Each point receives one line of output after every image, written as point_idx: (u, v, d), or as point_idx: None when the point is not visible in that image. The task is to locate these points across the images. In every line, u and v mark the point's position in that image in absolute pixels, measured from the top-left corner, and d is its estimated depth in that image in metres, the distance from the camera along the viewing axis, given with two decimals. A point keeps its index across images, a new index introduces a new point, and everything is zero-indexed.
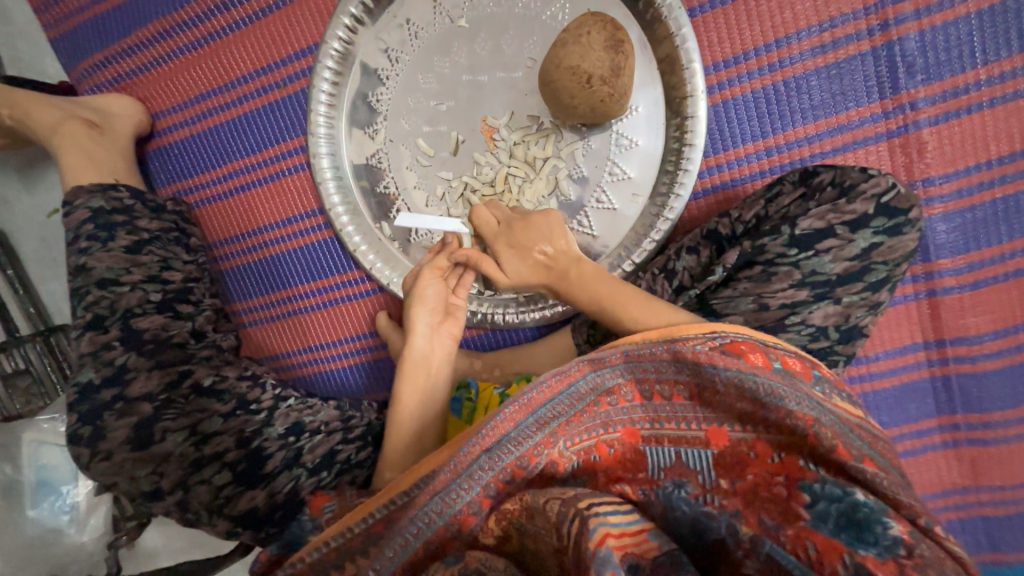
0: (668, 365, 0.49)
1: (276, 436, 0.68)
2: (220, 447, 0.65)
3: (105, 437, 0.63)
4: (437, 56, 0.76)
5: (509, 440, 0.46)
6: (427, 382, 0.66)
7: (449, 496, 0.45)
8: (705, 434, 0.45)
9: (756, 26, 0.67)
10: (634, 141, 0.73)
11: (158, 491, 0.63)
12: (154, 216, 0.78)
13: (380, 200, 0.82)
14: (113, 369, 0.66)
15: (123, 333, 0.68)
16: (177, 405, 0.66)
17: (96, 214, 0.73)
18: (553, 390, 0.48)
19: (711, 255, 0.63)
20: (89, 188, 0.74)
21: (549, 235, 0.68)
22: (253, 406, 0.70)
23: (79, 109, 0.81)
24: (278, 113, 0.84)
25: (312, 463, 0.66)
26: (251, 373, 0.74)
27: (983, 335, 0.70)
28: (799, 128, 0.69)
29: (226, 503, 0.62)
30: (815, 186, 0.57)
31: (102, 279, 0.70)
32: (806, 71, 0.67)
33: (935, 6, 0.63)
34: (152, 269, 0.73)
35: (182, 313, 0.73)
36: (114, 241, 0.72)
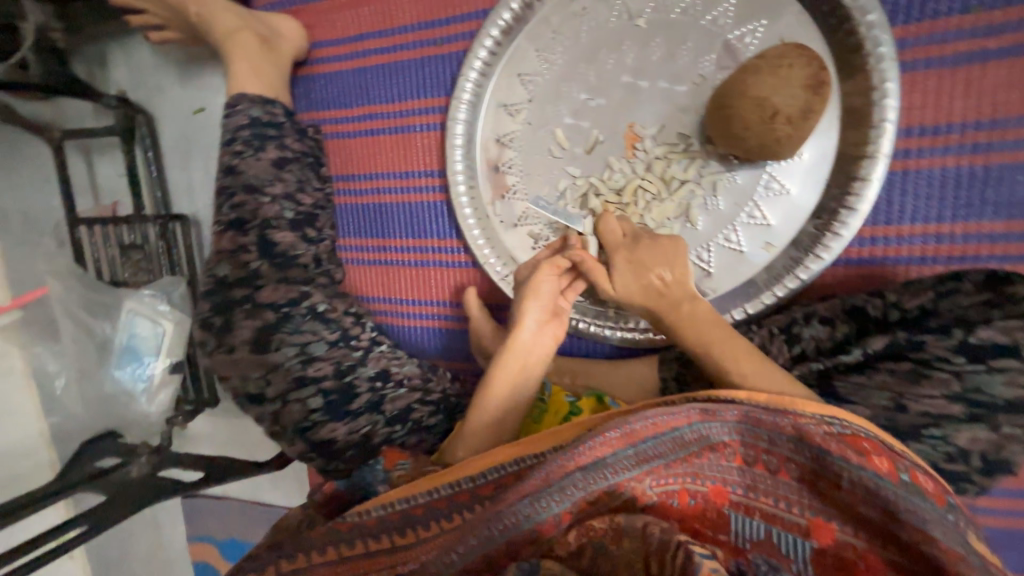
0: (785, 441, 0.47)
1: (366, 377, 0.75)
2: (320, 373, 0.72)
3: (232, 332, 0.72)
4: (604, 50, 0.73)
5: (606, 464, 0.46)
6: (521, 374, 0.65)
7: (539, 503, 0.45)
8: (807, 523, 0.43)
9: (972, 99, 0.60)
10: (787, 189, 0.68)
11: (261, 396, 0.71)
12: (297, 137, 0.86)
13: (500, 178, 0.82)
14: (246, 273, 0.73)
15: (260, 241, 0.75)
16: (293, 322, 0.73)
17: (253, 123, 0.81)
18: (658, 427, 0.48)
19: (849, 333, 0.59)
20: (255, 100, 0.82)
21: (670, 260, 0.64)
22: (354, 341, 0.77)
23: (256, 24, 0.85)
24: (427, 69, 0.85)
25: (390, 415, 0.73)
26: (354, 312, 0.82)
27: None
28: (984, 221, 0.61)
29: (312, 427, 0.70)
30: (1007, 294, 0.50)
31: (248, 184, 0.77)
32: (1016, 163, 0.59)
33: None
34: (291, 188, 0.82)
35: (309, 237, 0.83)
36: (264, 151, 0.79)
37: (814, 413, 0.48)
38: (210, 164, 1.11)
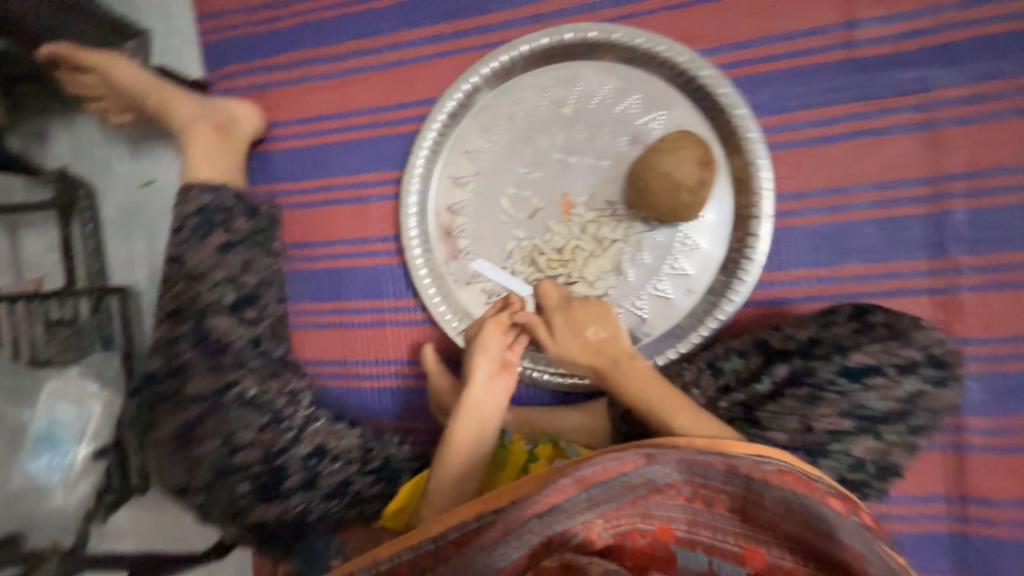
0: (719, 474, 0.52)
1: (299, 457, 0.76)
2: (247, 460, 0.74)
3: (159, 428, 0.76)
4: (538, 133, 0.86)
5: (560, 510, 0.48)
6: (478, 428, 0.69)
7: (497, 553, 0.46)
8: (743, 550, 0.47)
9: (825, 171, 0.76)
10: (698, 244, 0.80)
11: (190, 487, 0.75)
12: (246, 215, 0.85)
13: (452, 241, 0.89)
14: (176, 366, 0.77)
15: (197, 335, 0.77)
16: (218, 412, 0.75)
17: (201, 210, 0.82)
18: (606, 473, 0.51)
19: (760, 363, 0.68)
20: (201, 187, 0.83)
21: (602, 319, 0.73)
22: (284, 423, 0.78)
23: (214, 110, 0.91)
24: (381, 146, 0.94)
25: (325, 490, 0.76)
26: (290, 390, 0.81)
27: (1006, 501, 0.72)
28: (851, 265, 0.75)
29: (244, 510, 0.73)
30: (869, 323, 0.63)
31: (191, 273, 0.79)
32: (864, 219, 0.75)
33: (984, 190, 0.71)
34: (233, 272, 0.81)
35: (246, 318, 0.81)
36: (208, 239, 0.80)
37: (745, 457, 0.54)
38: (156, 236, 1.10)
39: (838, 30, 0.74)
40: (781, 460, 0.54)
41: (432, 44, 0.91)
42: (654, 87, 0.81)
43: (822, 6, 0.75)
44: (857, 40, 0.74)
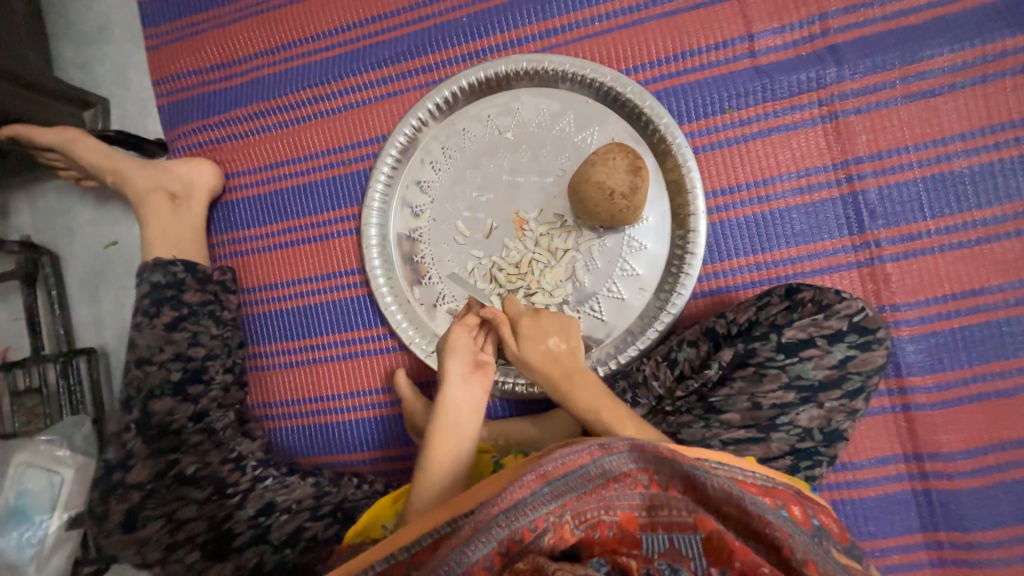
0: (668, 460, 0.55)
1: (245, 519, 0.79)
2: (192, 532, 0.77)
3: (108, 518, 0.77)
4: (485, 158, 0.91)
5: (526, 503, 0.51)
6: (456, 429, 0.70)
7: (467, 548, 0.49)
8: (694, 519, 0.51)
9: (749, 166, 0.82)
10: (644, 245, 0.85)
11: (147, 562, 0.77)
12: (200, 286, 0.88)
13: (415, 267, 0.93)
14: (123, 453, 0.78)
15: (141, 416, 0.79)
16: (160, 493, 0.78)
17: (152, 289, 0.84)
18: (566, 466, 0.54)
19: (709, 349, 0.72)
20: (155, 264, 0.86)
21: (564, 332, 0.77)
22: (228, 490, 0.81)
23: (166, 178, 0.96)
24: (339, 184, 0.98)
25: (278, 540, 0.79)
26: (233, 457, 0.84)
27: (957, 453, 0.76)
28: (783, 250, 0.81)
29: (200, 574, 0.76)
30: (798, 301, 0.67)
31: (140, 356, 0.81)
32: (788, 206, 0.81)
33: (888, 169, 0.79)
34: (181, 347, 0.83)
35: (190, 396, 0.82)
36: (160, 317, 0.82)
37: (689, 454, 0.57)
38: (126, 294, 1.11)
39: (741, 42, 0.83)
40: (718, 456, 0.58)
41: (379, 85, 0.97)
42: (586, 106, 0.88)
43: (725, 23, 0.83)
44: (758, 49, 0.82)
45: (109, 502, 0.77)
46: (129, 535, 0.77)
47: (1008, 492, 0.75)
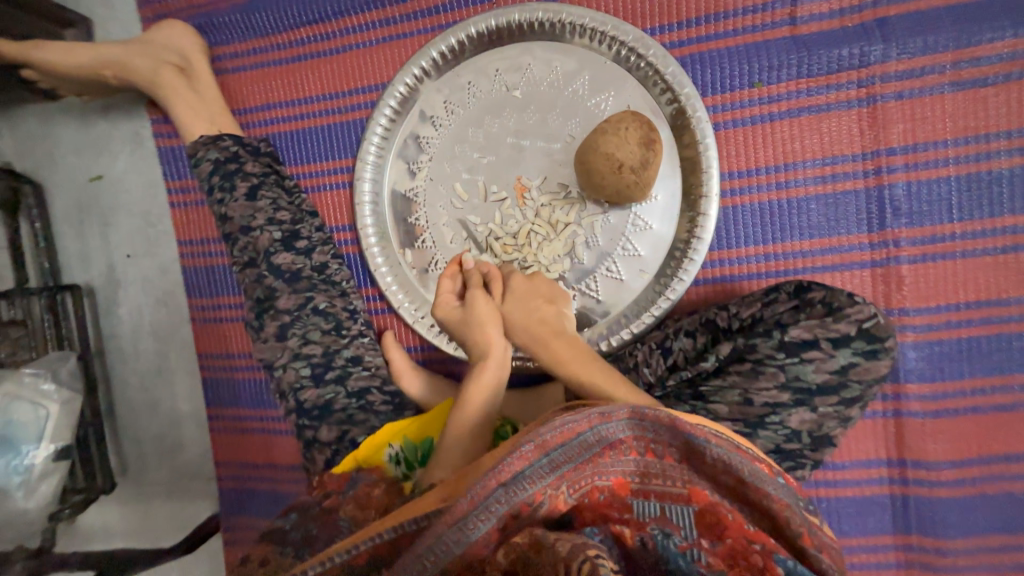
0: (667, 431, 0.53)
1: (344, 358, 0.83)
2: (311, 353, 0.82)
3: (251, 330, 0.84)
4: (489, 117, 0.85)
5: (524, 477, 0.48)
6: (496, 386, 0.71)
7: (467, 526, 0.45)
8: (688, 493, 0.51)
9: (770, 149, 0.77)
10: (649, 225, 0.81)
11: (271, 363, 0.82)
12: (255, 158, 0.89)
13: (408, 229, 0.89)
14: (265, 289, 0.83)
15: (268, 268, 0.84)
16: (300, 320, 0.83)
17: (216, 165, 0.87)
18: (565, 435, 0.51)
19: (706, 342, 0.71)
20: (204, 141, 0.88)
21: (552, 296, 0.76)
22: (343, 333, 0.85)
23: (161, 53, 0.90)
24: (337, 134, 0.93)
25: (351, 389, 0.81)
26: (351, 307, 0.87)
27: (942, 462, 0.75)
28: (795, 242, 0.77)
29: (300, 389, 0.80)
30: (807, 300, 0.65)
31: (240, 225, 0.85)
32: (808, 195, 0.76)
33: (922, 163, 0.73)
34: (269, 213, 0.86)
35: (298, 248, 0.86)
36: (236, 190, 0.86)
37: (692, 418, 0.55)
38: (110, 232, 1.06)
39: (782, 6, 0.74)
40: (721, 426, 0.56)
41: (381, 27, 0.89)
42: (604, 67, 0.80)
43: None
44: (800, 16, 0.74)
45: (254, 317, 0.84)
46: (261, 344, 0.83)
47: (985, 504, 0.75)
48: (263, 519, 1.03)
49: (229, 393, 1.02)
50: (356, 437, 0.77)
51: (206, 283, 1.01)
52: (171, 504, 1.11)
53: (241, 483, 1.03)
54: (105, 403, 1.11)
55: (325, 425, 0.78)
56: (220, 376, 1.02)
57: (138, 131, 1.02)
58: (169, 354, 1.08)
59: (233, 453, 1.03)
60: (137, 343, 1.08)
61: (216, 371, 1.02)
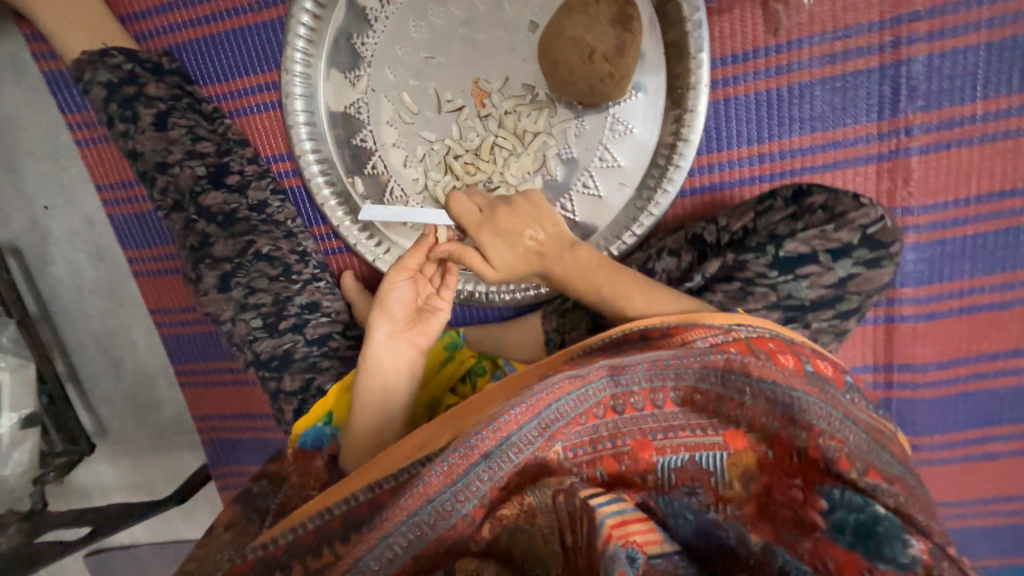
0: (693, 372, 0.49)
1: (297, 305, 0.76)
2: (260, 301, 0.74)
3: (196, 284, 0.76)
4: (433, 5, 0.70)
5: (510, 445, 0.45)
6: (385, 396, 0.65)
7: (445, 507, 0.44)
8: (722, 438, 0.46)
9: (771, 23, 0.64)
10: (629, 128, 0.70)
11: (218, 317, 0.75)
12: (157, 78, 0.76)
13: (355, 152, 0.77)
14: (200, 237, 0.75)
15: (199, 211, 0.75)
16: (246, 268, 0.75)
17: (108, 89, 0.73)
18: (563, 390, 0.47)
19: (691, 260, 0.67)
20: (87, 59, 0.72)
21: (538, 220, 0.66)
22: (294, 277, 0.77)
23: None
24: (254, 39, 0.78)
25: (311, 336, 0.75)
26: (301, 250, 0.79)
27: (929, 364, 0.73)
28: (794, 137, 0.67)
29: (254, 340, 0.74)
30: (806, 206, 0.61)
31: (155, 163, 0.74)
32: (812, 79, 0.65)
33: (949, 30, 0.61)
34: (187, 145, 0.75)
35: (231, 186, 0.76)
36: (141, 119, 0.73)
37: (721, 322, 0.54)
38: (19, 180, 0.92)
39: None
40: (765, 328, 0.53)
41: None
42: None
43: None
44: None
45: (198, 270, 0.76)
46: (202, 298, 0.76)
47: (964, 402, 0.75)
48: (253, 465, 1.03)
49: (194, 347, 0.96)
50: (324, 384, 0.72)
51: (140, 232, 0.90)
52: (161, 457, 1.11)
53: (223, 434, 1.02)
54: (65, 366, 1.05)
55: (287, 375, 0.72)
56: (179, 331, 0.96)
57: (17, 52, 0.84)
58: (121, 312, 1.00)
59: (210, 407, 1.00)
60: (82, 303, 1.00)
61: (173, 326, 0.95)
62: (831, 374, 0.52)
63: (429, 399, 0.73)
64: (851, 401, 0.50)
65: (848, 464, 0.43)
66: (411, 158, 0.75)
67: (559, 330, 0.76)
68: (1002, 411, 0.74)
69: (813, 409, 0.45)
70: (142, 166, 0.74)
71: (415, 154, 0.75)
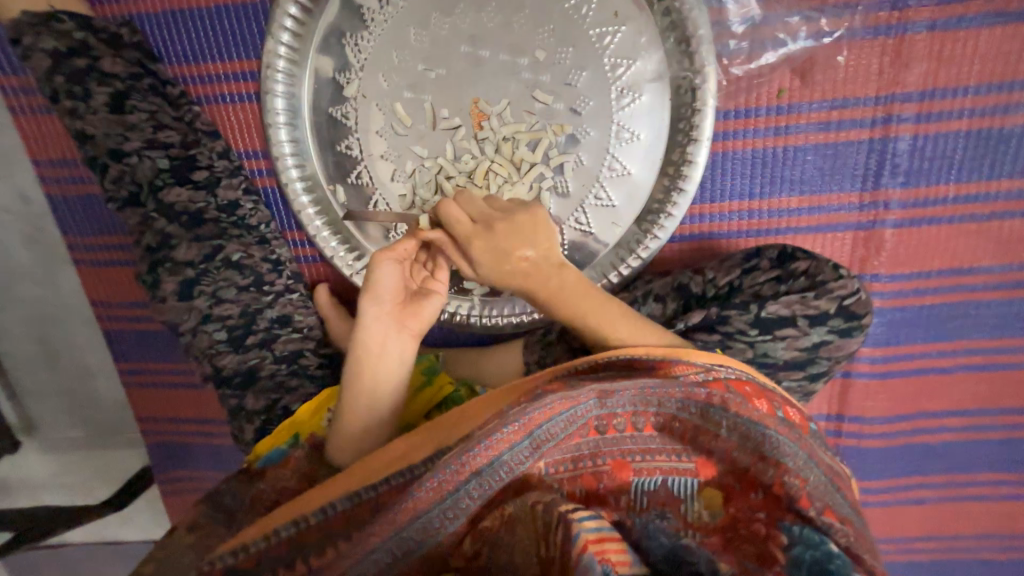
0: (674, 402, 0.50)
1: (268, 319, 0.71)
2: (225, 313, 0.69)
3: (152, 288, 0.69)
4: (436, 14, 0.65)
5: (502, 462, 0.46)
6: (377, 386, 0.61)
7: (432, 525, 0.44)
8: (694, 465, 0.49)
9: (775, 85, 0.65)
10: (627, 169, 0.69)
11: (176, 326, 0.70)
12: (114, 52, 0.67)
13: (339, 160, 0.72)
14: (159, 237, 0.68)
15: (159, 208, 0.68)
16: (211, 275, 0.69)
17: (56, 60, 0.64)
18: (553, 412, 0.47)
19: (677, 308, 0.68)
20: (31, 21, 0.64)
21: (533, 234, 0.61)
22: (265, 287, 0.72)
23: None
24: (230, 21, 0.70)
25: (280, 353, 0.71)
26: (274, 258, 0.74)
27: (876, 417, 0.79)
28: (782, 197, 0.69)
29: (216, 355, 0.69)
30: (789, 270, 0.64)
31: (109, 149, 0.66)
32: (806, 144, 0.66)
33: (935, 114, 0.64)
34: (147, 132, 0.67)
35: (198, 182, 0.70)
36: (94, 98, 0.65)
37: (705, 361, 0.53)
38: None
39: None
40: (743, 370, 0.52)
41: None
42: None
43: None
44: None
45: (156, 272, 0.69)
46: (158, 304, 0.70)
47: (902, 452, 0.81)
48: (203, 468, 0.98)
49: (142, 345, 0.89)
50: (290, 404, 0.68)
51: (84, 217, 0.81)
52: (98, 454, 1.04)
53: (171, 437, 0.96)
54: None
55: (251, 393, 0.68)
56: (125, 327, 0.88)
57: None
58: (57, 299, 0.91)
59: (156, 408, 0.94)
60: (11, 286, 0.90)
61: (118, 321, 0.87)
62: (799, 420, 0.53)
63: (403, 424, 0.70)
64: (817, 446, 0.53)
65: (808, 503, 0.46)
66: (399, 172, 0.71)
67: (541, 363, 0.75)
68: (933, 462, 0.81)
69: (784, 447, 0.48)
70: (93, 151, 0.67)
71: (403, 169, 0.71)
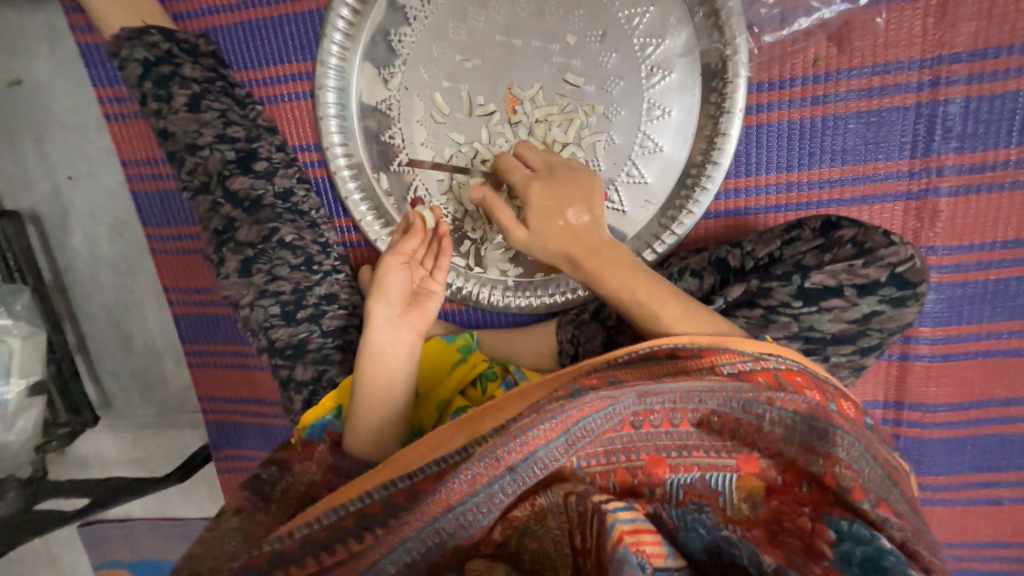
0: (716, 398, 0.47)
1: (316, 296, 0.76)
2: (279, 289, 0.75)
3: (218, 267, 0.76)
4: (473, 7, 0.70)
5: (536, 459, 0.44)
6: (386, 382, 0.64)
7: (466, 517, 0.44)
8: (735, 461, 0.46)
9: (811, 54, 0.64)
10: (659, 146, 0.70)
11: (237, 302, 0.76)
12: (192, 60, 0.76)
13: (383, 148, 0.77)
14: (224, 221, 0.75)
15: (225, 195, 0.75)
16: (267, 255, 0.75)
17: (145, 67, 0.73)
18: (592, 409, 0.45)
19: (715, 282, 0.68)
20: (126, 36, 0.73)
21: (588, 203, 0.64)
22: (315, 267, 0.77)
23: None
24: (290, 28, 0.78)
25: (327, 328, 0.75)
26: (323, 241, 0.80)
27: (939, 405, 0.73)
28: (823, 168, 0.67)
29: (270, 328, 0.74)
30: (835, 239, 0.61)
31: (185, 144, 0.74)
32: (847, 112, 0.65)
33: (989, 74, 0.61)
34: (218, 128, 0.75)
35: (259, 171, 0.76)
36: (175, 100, 0.73)
37: (753, 350, 0.51)
38: (44, 150, 0.93)
39: None
40: (794, 360, 0.50)
41: None
42: None
43: None
44: None
45: (222, 253, 0.76)
46: (222, 281, 0.76)
47: (972, 445, 0.75)
48: (255, 448, 1.04)
49: (205, 329, 0.97)
50: (336, 376, 0.72)
51: (161, 211, 0.90)
52: (163, 434, 1.12)
53: (227, 417, 1.03)
54: (74, 337, 1.06)
55: (300, 364, 0.73)
56: (191, 311, 0.96)
57: (54, 22, 0.85)
58: (135, 287, 1.01)
59: (216, 389, 1.01)
60: (97, 276, 1.01)
61: (186, 307, 0.96)
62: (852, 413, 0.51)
63: (438, 401, 0.72)
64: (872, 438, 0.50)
65: (861, 495, 0.43)
66: (437, 157, 0.75)
67: (574, 341, 0.77)
68: (1010, 457, 0.74)
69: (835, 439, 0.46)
70: (173, 146, 0.75)
71: (441, 154, 0.75)
